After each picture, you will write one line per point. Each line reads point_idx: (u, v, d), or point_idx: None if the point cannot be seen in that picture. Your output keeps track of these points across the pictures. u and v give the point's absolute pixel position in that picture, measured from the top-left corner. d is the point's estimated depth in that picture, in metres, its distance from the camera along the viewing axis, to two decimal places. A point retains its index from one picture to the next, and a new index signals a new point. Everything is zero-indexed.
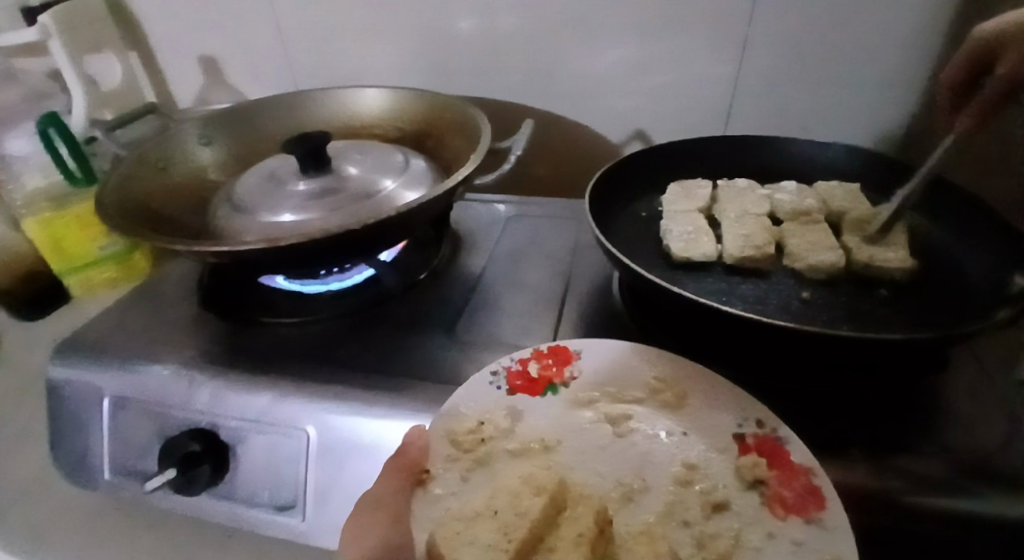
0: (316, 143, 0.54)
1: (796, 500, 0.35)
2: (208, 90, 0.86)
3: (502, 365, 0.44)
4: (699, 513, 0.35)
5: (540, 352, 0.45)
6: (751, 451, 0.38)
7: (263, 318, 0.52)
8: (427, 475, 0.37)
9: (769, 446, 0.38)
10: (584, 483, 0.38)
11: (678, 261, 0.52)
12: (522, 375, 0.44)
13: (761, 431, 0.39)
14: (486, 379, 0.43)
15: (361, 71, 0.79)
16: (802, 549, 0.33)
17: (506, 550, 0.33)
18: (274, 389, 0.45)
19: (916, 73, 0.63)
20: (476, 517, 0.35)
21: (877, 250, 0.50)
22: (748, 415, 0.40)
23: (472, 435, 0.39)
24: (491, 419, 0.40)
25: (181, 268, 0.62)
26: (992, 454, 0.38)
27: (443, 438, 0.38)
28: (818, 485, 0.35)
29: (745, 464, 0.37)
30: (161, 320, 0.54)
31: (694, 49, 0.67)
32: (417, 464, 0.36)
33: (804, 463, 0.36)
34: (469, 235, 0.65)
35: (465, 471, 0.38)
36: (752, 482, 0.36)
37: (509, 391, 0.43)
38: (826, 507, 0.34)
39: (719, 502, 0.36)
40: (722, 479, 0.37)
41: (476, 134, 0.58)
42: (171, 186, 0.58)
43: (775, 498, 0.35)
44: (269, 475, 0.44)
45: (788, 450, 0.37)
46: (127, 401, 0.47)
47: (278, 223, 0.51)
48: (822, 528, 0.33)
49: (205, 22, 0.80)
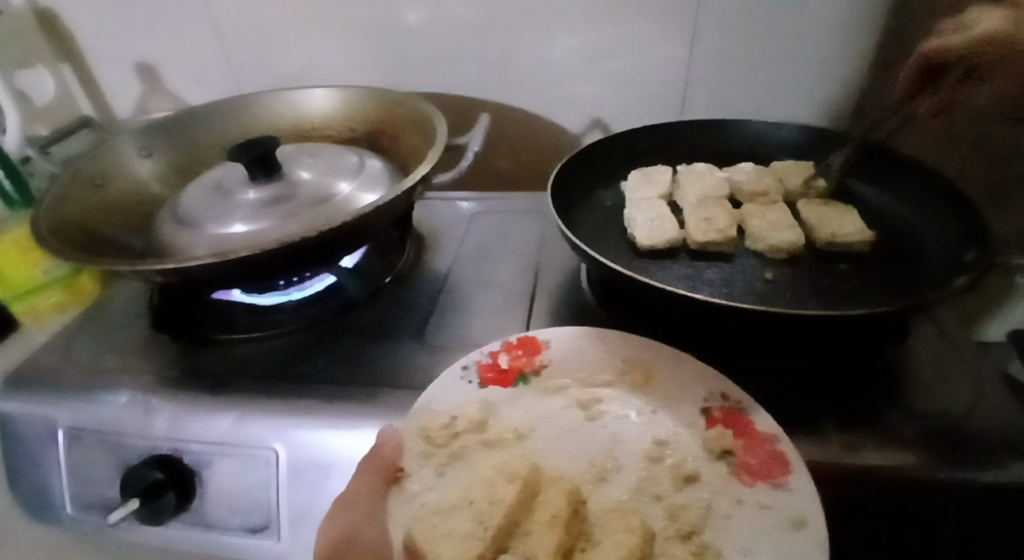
0: (263, 149, 0.52)
1: (761, 465, 0.35)
2: (146, 98, 0.82)
3: (473, 360, 0.44)
4: (670, 486, 0.35)
5: (509, 344, 0.45)
6: (718, 423, 0.38)
7: (220, 336, 0.50)
8: (402, 473, 0.36)
9: (735, 417, 0.38)
10: (557, 468, 0.37)
11: (644, 250, 0.52)
12: (492, 367, 0.43)
13: (727, 404, 0.39)
14: (456, 374, 0.42)
15: (309, 69, 0.76)
16: (769, 511, 0.33)
17: (482, 539, 0.33)
18: (236, 410, 0.43)
19: (860, 47, 0.64)
20: (453, 509, 0.34)
21: (837, 224, 0.51)
22: (712, 389, 0.40)
23: (445, 430, 0.38)
24: (463, 414, 0.40)
25: (131, 289, 0.59)
26: (960, 419, 0.40)
27: (417, 436, 0.38)
28: (783, 451, 0.36)
29: (713, 435, 0.37)
30: (115, 344, 0.51)
31: (645, 34, 0.67)
32: (391, 462, 0.36)
33: (768, 430, 0.37)
34: (433, 235, 0.64)
35: (440, 466, 0.37)
36: (720, 453, 0.37)
37: (481, 384, 0.42)
38: (791, 471, 0.35)
39: (688, 474, 0.36)
40: (690, 452, 0.37)
41: (431, 131, 0.57)
42: (110, 203, 0.55)
43: (742, 465, 0.36)
44: (237, 500, 0.42)
45: (753, 421, 0.38)
46: (80, 435, 0.45)
47: (228, 235, 0.49)
48: (787, 491, 0.34)
49: (138, 26, 0.76)
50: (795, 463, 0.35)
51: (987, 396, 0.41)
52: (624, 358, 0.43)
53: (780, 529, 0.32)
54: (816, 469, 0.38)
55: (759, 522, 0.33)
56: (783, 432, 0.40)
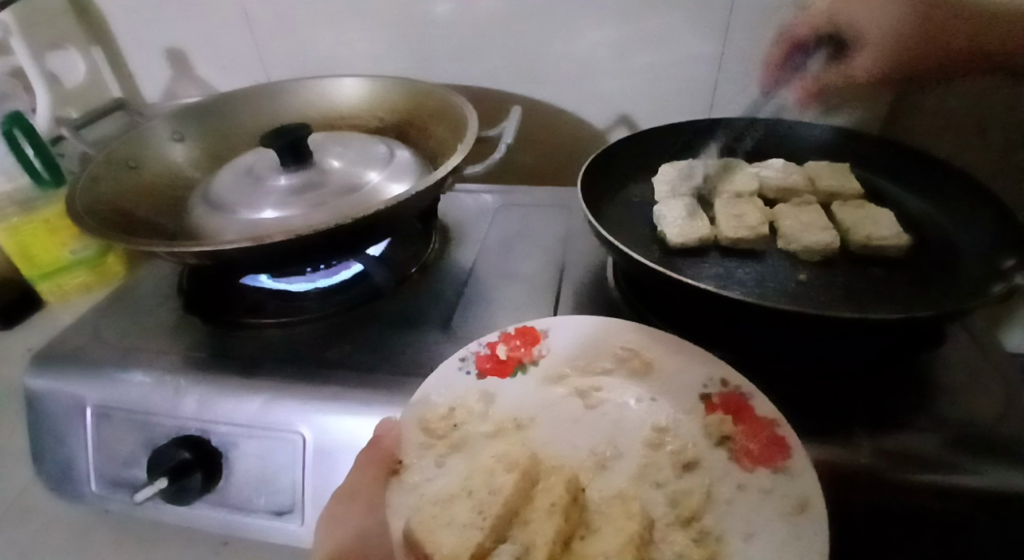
0: (295, 136, 0.52)
1: (762, 450, 0.35)
2: (175, 84, 0.83)
3: (471, 350, 0.43)
4: (671, 473, 0.35)
5: (507, 335, 0.44)
6: (717, 410, 0.38)
7: (247, 320, 0.50)
8: (400, 465, 0.36)
9: (735, 402, 0.38)
10: (557, 457, 0.37)
11: (674, 248, 0.51)
12: (490, 357, 0.43)
13: (726, 389, 0.39)
14: (455, 365, 0.42)
15: (334, 59, 0.76)
16: (772, 494, 0.33)
17: (482, 528, 0.33)
18: (264, 392, 0.43)
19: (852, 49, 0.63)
20: (453, 499, 0.34)
21: (872, 227, 0.50)
22: (713, 375, 0.40)
23: (445, 420, 0.38)
24: (461, 404, 0.40)
25: (160, 270, 0.60)
26: (989, 427, 0.39)
27: (416, 426, 0.38)
28: (782, 435, 0.35)
29: (712, 422, 0.37)
30: (138, 323, 0.52)
31: (676, 32, 0.67)
32: (390, 453, 0.36)
33: (768, 415, 0.37)
34: (457, 226, 0.64)
35: (440, 457, 0.37)
36: (720, 438, 0.36)
37: (480, 375, 0.42)
38: (791, 454, 0.34)
39: (690, 460, 0.36)
40: (691, 438, 0.37)
41: (461, 123, 0.57)
42: (144, 185, 0.56)
43: (742, 451, 0.35)
44: (262, 482, 0.42)
45: (751, 404, 0.38)
46: (110, 412, 0.45)
47: (258, 221, 0.50)
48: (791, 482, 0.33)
49: (171, 11, 0.76)
50: (795, 447, 0.35)
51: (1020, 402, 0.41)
52: (624, 345, 0.43)
53: (784, 513, 0.32)
54: (837, 473, 0.37)
55: (760, 505, 0.33)
56: (810, 434, 0.39)
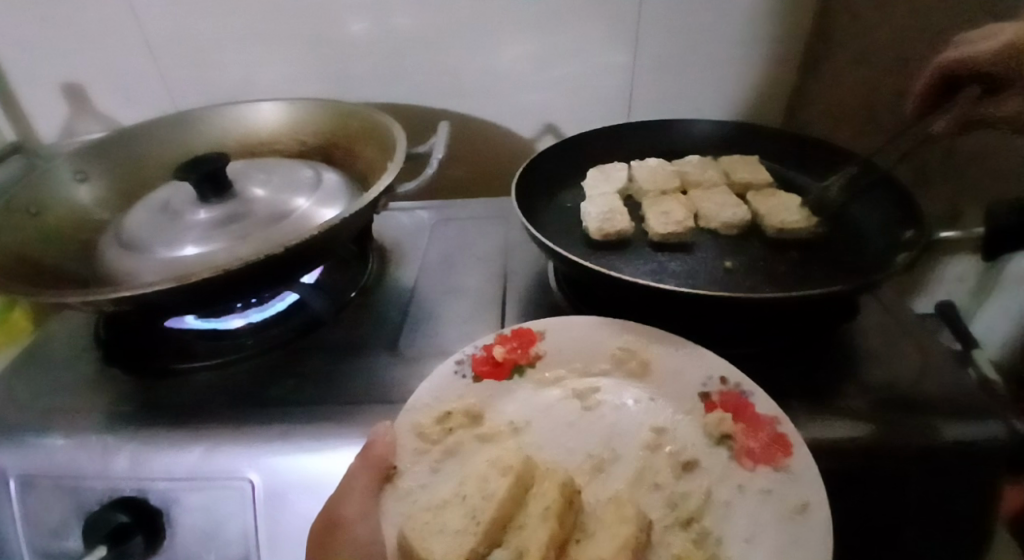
0: (213, 166, 0.49)
1: (762, 449, 0.36)
2: (74, 120, 0.77)
3: (467, 352, 0.43)
4: (670, 474, 0.36)
5: (503, 336, 0.44)
6: (717, 408, 0.39)
7: (176, 364, 0.47)
8: (393, 471, 0.35)
9: (735, 401, 0.39)
10: (553, 461, 0.37)
11: (597, 241, 0.53)
12: (487, 359, 0.42)
13: (726, 388, 0.40)
14: (450, 369, 0.41)
15: (249, 84, 0.74)
16: (771, 496, 0.34)
17: (475, 533, 0.33)
18: (204, 440, 0.41)
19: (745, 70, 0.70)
20: (444, 505, 0.35)
21: (783, 210, 0.54)
22: (712, 373, 0.41)
23: (439, 426, 0.38)
24: (459, 407, 0.39)
25: (76, 321, 0.55)
26: (907, 386, 0.43)
27: (410, 432, 0.37)
28: (783, 433, 0.36)
29: (712, 420, 0.38)
30: (60, 382, 0.48)
31: (592, 41, 0.69)
32: (384, 459, 0.35)
33: (769, 413, 0.37)
34: (394, 245, 0.63)
35: (434, 462, 0.37)
36: (720, 437, 0.37)
37: (475, 378, 0.41)
38: (792, 452, 0.35)
39: (688, 460, 0.36)
40: (688, 440, 0.38)
41: (389, 141, 0.56)
42: (50, 230, 0.51)
43: (743, 450, 0.36)
44: (208, 537, 0.40)
45: (752, 402, 0.38)
46: (33, 481, 0.41)
47: (180, 259, 0.47)
48: (788, 474, 0.34)
49: (63, 44, 0.71)
50: (798, 445, 0.35)
51: (930, 361, 0.45)
52: (620, 344, 0.43)
53: (784, 515, 0.33)
54: None
55: (760, 508, 0.34)
56: None
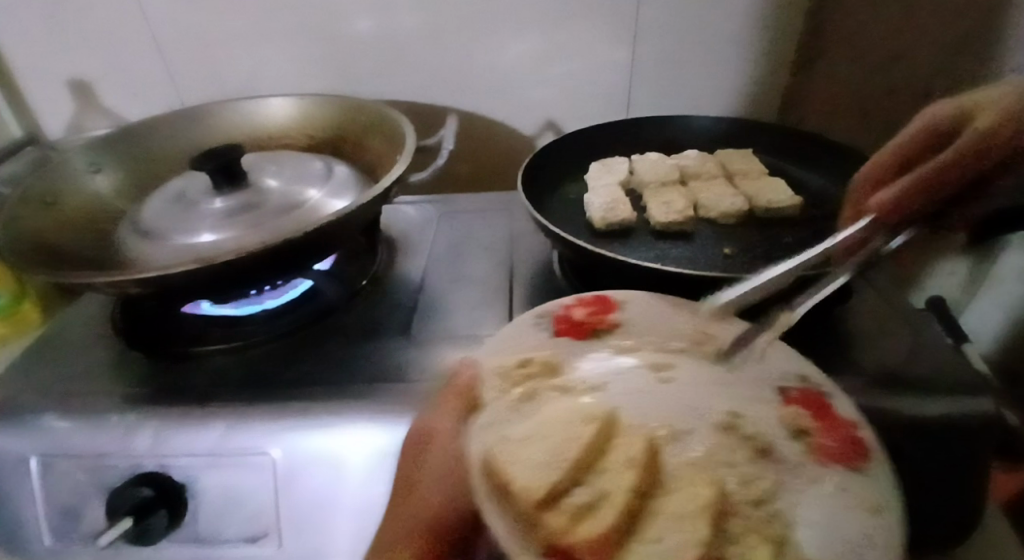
0: (228, 157, 0.51)
1: (842, 447, 0.30)
2: (81, 117, 0.78)
3: (546, 312, 0.41)
4: (743, 456, 0.29)
5: (585, 300, 0.41)
6: (795, 403, 0.32)
7: (194, 349, 0.48)
8: (478, 402, 0.33)
9: (815, 398, 0.33)
10: (636, 421, 0.30)
11: (601, 230, 0.55)
12: (566, 319, 0.39)
13: (805, 385, 0.34)
14: (528, 323, 0.40)
15: (254, 81, 0.75)
16: (846, 491, 0.29)
17: (560, 469, 0.27)
18: (223, 420, 0.42)
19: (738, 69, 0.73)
20: (526, 440, 0.29)
21: (771, 192, 0.56)
22: (790, 369, 0.35)
23: (521, 370, 0.35)
24: (538, 358, 0.35)
25: (90, 311, 0.56)
26: (904, 367, 0.45)
27: (493, 372, 0.35)
28: (860, 436, 0.31)
29: (788, 413, 0.31)
30: (79, 366, 0.49)
31: (592, 39, 0.71)
32: (467, 390, 0.34)
33: (847, 416, 0.33)
34: (402, 237, 0.65)
35: (514, 404, 0.32)
36: (798, 430, 0.31)
37: (554, 332, 0.38)
38: (870, 456, 0.30)
39: (763, 445, 0.29)
40: (765, 421, 0.31)
41: (397, 134, 0.57)
42: (67, 220, 0.52)
43: (820, 448, 0.30)
44: (231, 511, 0.41)
45: (831, 404, 0.33)
46: (55, 460, 0.43)
47: (195, 246, 0.48)
48: (863, 474, 0.30)
49: (72, 42, 0.73)
50: (872, 448, 0.31)
51: (923, 345, 0.48)
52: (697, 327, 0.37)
53: (858, 509, 0.28)
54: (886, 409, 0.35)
55: None
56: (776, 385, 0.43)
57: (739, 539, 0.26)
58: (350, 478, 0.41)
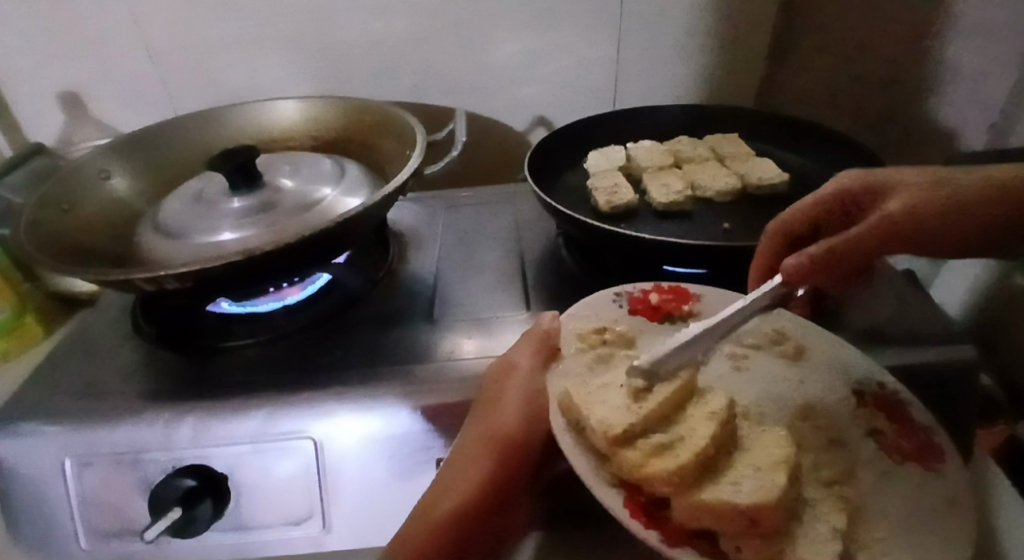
0: (246, 158, 0.52)
1: (914, 450, 0.36)
2: (71, 129, 0.78)
3: (626, 291, 0.49)
4: (817, 442, 0.37)
5: (661, 288, 0.49)
6: (869, 405, 0.39)
7: (223, 344, 0.49)
8: (558, 352, 0.42)
9: (890, 405, 0.39)
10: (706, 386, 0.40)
11: (607, 213, 0.58)
12: (643, 301, 0.47)
13: (882, 391, 0.40)
14: (610, 298, 0.48)
15: (248, 88, 0.76)
16: (922, 487, 0.33)
17: (639, 413, 0.33)
18: (264, 407, 0.43)
19: (717, 61, 0.77)
20: (605, 387, 0.37)
21: (761, 171, 0.60)
22: (868, 377, 0.41)
23: (598, 335, 0.43)
24: (616, 329, 0.44)
25: (106, 317, 0.57)
26: (892, 325, 0.50)
27: (572, 334, 0.44)
28: (937, 442, 0.36)
29: (864, 415, 0.39)
30: (104, 369, 0.49)
31: (579, 37, 0.74)
32: (551, 341, 0.42)
33: (924, 422, 0.37)
34: (411, 232, 0.66)
35: (591, 363, 0.41)
36: (872, 431, 0.37)
37: (631, 310, 0.47)
38: (945, 459, 0.35)
39: (836, 437, 0.37)
40: (840, 418, 0.38)
41: (406, 131, 0.59)
42: (83, 225, 0.52)
43: (892, 446, 0.36)
44: (276, 500, 0.42)
45: (908, 410, 0.38)
46: (92, 460, 0.43)
47: (217, 243, 0.49)
48: (938, 474, 0.34)
49: (63, 54, 0.73)
50: (950, 454, 0.35)
51: (908, 303, 0.52)
52: (775, 328, 0.46)
53: (936, 508, 0.32)
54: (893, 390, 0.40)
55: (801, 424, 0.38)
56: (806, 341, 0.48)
57: (817, 503, 0.32)
58: (391, 456, 0.42)
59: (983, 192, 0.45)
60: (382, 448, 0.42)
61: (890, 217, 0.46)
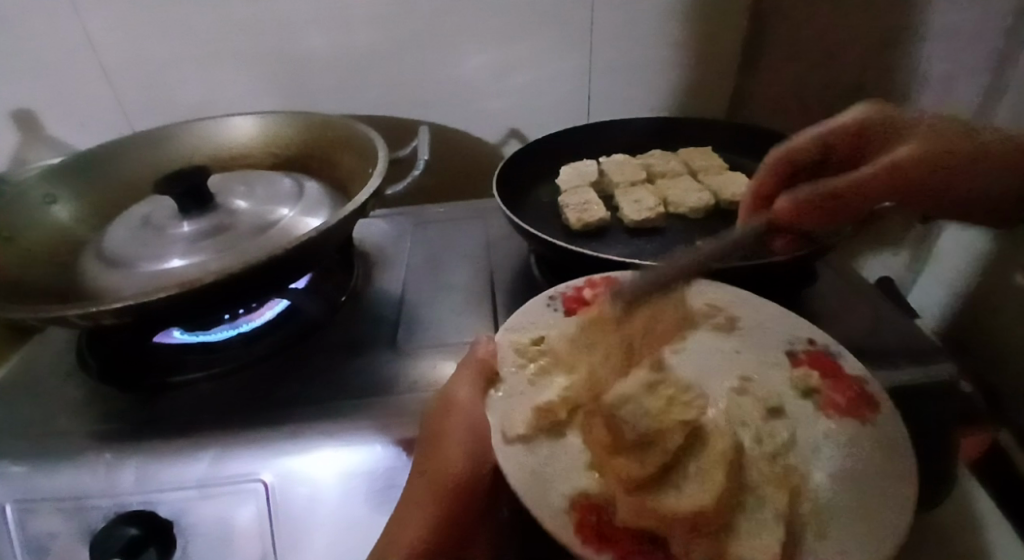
0: (195, 180, 0.50)
1: (849, 404, 0.38)
2: (24, 149, 0.74)
3: (559, 291, 0.47)
4: (757, 415, 0.38)
5: (592, 281, 0.47)
6: (804, 364, 0.41)
7: (170, 379, 0.46)
8: (496, 373, 0.39)
9: (824, 361, 0.41)
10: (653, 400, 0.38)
11: (577, 230, 0.57)
12: (577, 299, 0.46)
13: (813, 349, 0.43)
14: (544, 303, 0.46)
15: (209, 102, 0.74)
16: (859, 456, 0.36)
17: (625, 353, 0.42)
18: (210, 448, 0.41)
19: (690, 71, 0.76)
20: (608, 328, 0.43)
21: (734, 185, 0.59)
22: (799, 336, 0.44)
23: (535, 346, 0.42)
24: (554, 333, 0.43)
25: (55, 350, 0.54)
26: (869, 340, 0.48)
27: (510, 347, 0.42)
28: (870, 391, 0.39)
29: (800, 374, 0.40)
30: (47, 408, 0.46)
31: (549, 48, 0.73)
32: (487, 364, 0.39)
33: (856, 374, 0.40)
34: (377, 251, 0.64)
35: (532, 376, 0.39)
36: (807, 389, 0.40)
37: (566, 312, 0.45)
38: (879, 409, 0.38)
39: (774, 405, 0.39)
40: (776, 386, 0.40)
41: (367, 148, 0.57)
42: (25, 256, 0.49)
43: (829, 401, 0.39)
44: (229, 544, 0.39)
45: (838, 362, 0.41)
46: (33, 506, 0.40)
47: (164, 271, 0.47)
48: (873, 426, 0.37)
49: (11, 71, 0.69)
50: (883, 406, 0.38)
51: (884, 317, 0.51)
52: (707, 302, 0.47)
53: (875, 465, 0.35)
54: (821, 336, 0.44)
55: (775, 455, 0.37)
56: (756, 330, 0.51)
57: (761, 483, 0.34)
58: (352, 497, 0.39)
59: (982, 149, 0.46)
60: (360, 482, 0.40)
61: (907, 161, 0.46)
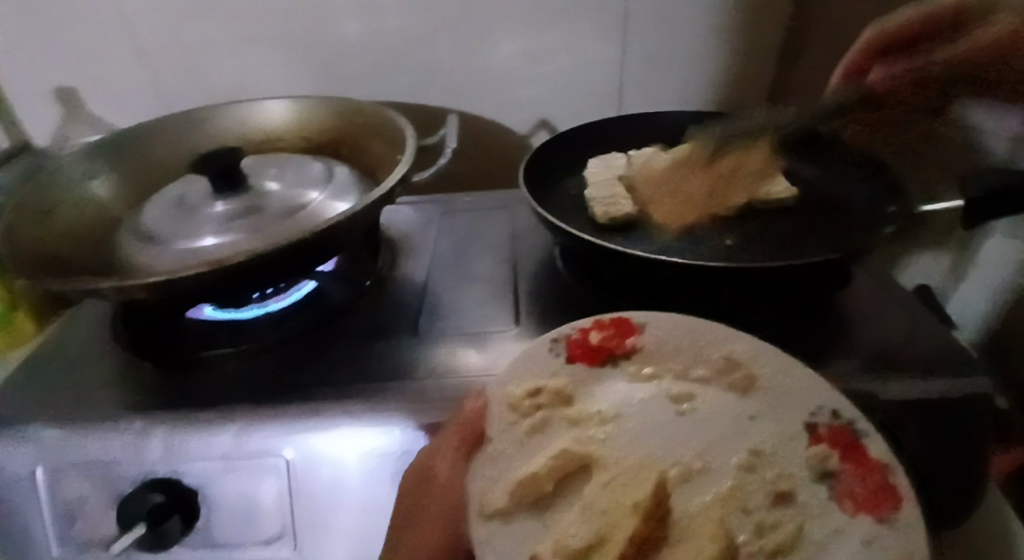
0: (230, 161, 0.51)
1: (870, 495, 0.32)
2: (66, 126, 0.76)
3: (561, 331, 0.42)
4: (761, 502, 0.32)
5: (600, 322, 0.42)
6: (823, 442, 0.34)
7: (200, 354, 0.48)
8: (483, 439, 0.36)
9: (846, 439, 0.34)
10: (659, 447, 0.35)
11: (604, 224, 0.56)
12: (581, 342, 0.41)
13: (837, 422, 0.35)
14: (544, 345, 0.40)
15: (243, 86, 0.75)
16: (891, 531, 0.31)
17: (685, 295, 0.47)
18: (234, 423, 0.41)
19: (726, 65, 0.74)
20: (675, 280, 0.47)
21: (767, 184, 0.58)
22: (821, 404, 0.36)
23: (529, 398, 0.37)
24: (552, 385, 0.38)
25: (89, 323, 0.55)
26: (905, 347, 0.47)
27: (501, 403, 0.37)
28: (895, 483, 0.32)
29: (815, 455, 0.34)
30: (79, 378, 0.48)
31: (582, 38, 0.72)
32: (472, 429, 0.36)
33: (882, 458, 0.33)
34: (403, 239, 0.65)
35: (522, 437, 0.36)
36: (823, 473, 0.33)
37: (568, 358, 0.40)
38: (901, 506, 0.31)
39: (785, 491, 0.33)
40: (791, 466, 0.34)
41: (396, 135, 0.57)
42: (63, 229, 0.51)
43: (846, 491, 0.32)
44: (250, 517, 0.41)
45: (865, 443, 0.34)
46: (63, 469, 0.41)
47: (196, 249, 0.48)
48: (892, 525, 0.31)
49: (57, 50, 0.72)
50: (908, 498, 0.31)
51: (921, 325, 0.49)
52: (726, 354, 0.39)
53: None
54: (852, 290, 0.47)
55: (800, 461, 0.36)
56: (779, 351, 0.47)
57: None
58: (371, 478, 0.40)
59: None
60: (383, 463, 0.40)
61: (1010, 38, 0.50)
